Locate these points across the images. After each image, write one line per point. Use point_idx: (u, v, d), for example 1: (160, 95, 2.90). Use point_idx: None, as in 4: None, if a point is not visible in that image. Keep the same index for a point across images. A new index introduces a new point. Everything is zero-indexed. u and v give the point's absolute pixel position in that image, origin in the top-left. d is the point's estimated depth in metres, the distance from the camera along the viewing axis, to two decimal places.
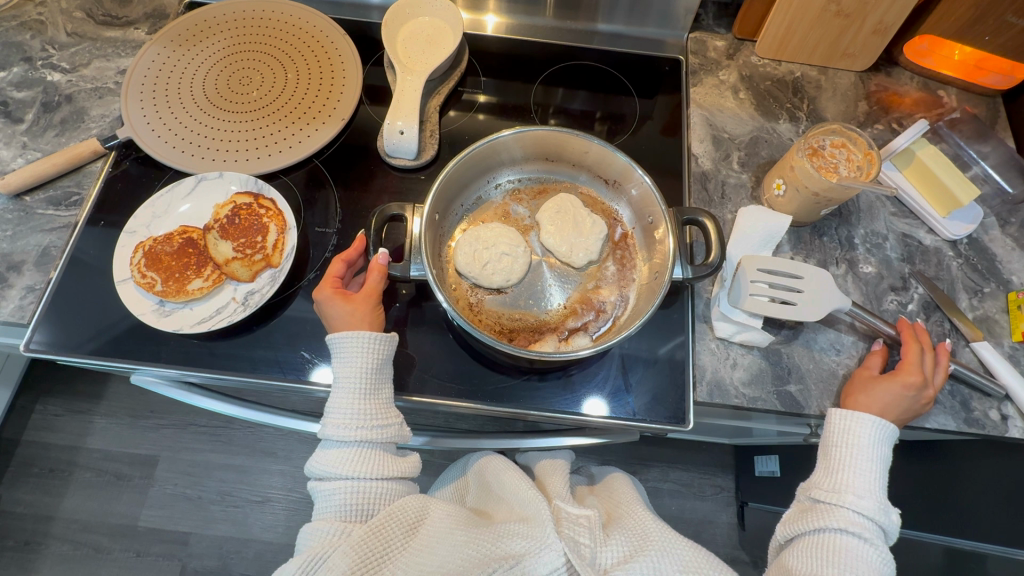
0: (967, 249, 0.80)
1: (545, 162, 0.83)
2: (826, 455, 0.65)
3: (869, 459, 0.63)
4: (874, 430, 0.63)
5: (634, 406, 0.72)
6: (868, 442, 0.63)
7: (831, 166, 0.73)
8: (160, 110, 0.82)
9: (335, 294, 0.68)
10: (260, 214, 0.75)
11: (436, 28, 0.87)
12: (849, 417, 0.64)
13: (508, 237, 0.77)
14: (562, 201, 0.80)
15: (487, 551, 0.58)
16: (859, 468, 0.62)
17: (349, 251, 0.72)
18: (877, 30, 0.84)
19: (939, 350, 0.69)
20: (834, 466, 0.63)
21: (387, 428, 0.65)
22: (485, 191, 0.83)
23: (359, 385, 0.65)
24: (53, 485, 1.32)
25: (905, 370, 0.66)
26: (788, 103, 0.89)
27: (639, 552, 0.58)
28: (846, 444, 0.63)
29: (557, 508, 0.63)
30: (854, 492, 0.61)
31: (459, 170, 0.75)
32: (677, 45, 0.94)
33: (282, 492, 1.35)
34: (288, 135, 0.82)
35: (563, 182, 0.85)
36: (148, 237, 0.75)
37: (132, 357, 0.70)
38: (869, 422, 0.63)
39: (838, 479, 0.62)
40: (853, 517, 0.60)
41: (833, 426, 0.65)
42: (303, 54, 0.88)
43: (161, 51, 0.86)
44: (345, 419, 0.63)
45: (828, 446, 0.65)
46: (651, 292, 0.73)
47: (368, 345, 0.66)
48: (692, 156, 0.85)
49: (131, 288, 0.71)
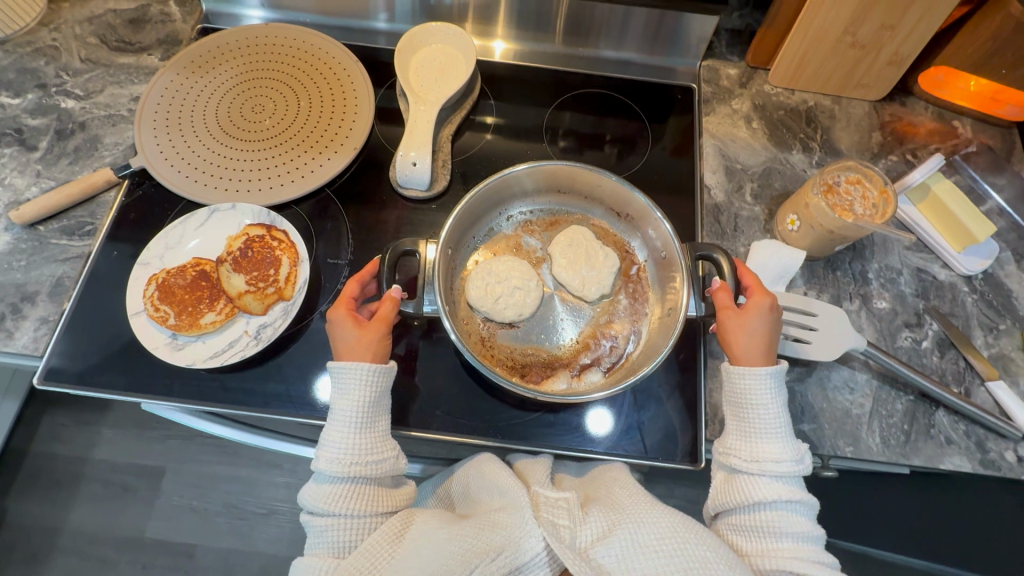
0: (982, 285, 0.79)
1: (557, 194, 0.83)
2: (739, 412, 0.63)
3: (780, 413, 0.61)
4: (767, 385, 0.61)
5: (645, 443, 0.71)
6: (770, 400, 0.61)
7: (846, 204, 0.73)
8: (174, 138, 0.82)
9: (349, 315, 0.67)
10: (273, 246, 0.76)
11: (448, 56, 0.87)
12: (749, 375, 0.62)
13: (520, 271, 0.77)
14: (574, 234, 0.80)
15: (470, 545, 0.57)
16: (776, 425, 0.61)
17: (363, 272, 0.71)
18: (892, 61, 0.84)
19: (771, 298, 0.66)
20: (748, 431, 0.61)
21: (380, 463, 0.62)
22: (497, 222, 0.82)
23: (354, 417, 0.62)
24: (61, 496, 1.32)
25: (751, 313, 0.65)
26: (802, 133, 0.89)
27: (615, 527, 0.57)
28: (755, 404, 0.61)
29: (534, 492, 0.63)
30: (790, 450, 0.60)
31: (473, 204, 0.75)
32: (689, 73, 0.94)
33: (288, 505, 1.35)
34: (301, 164, 0.82)
35: (575, 214, 0.84)
36: (161, 268, 0.75)
37: (144, 390, 0.70)
38: (760, 376, 0.61)
39: (758, 442, 0.60)
40: (774, 485, 0.59)
41: (734, 385, 0.63)
42: (315, 82, 0.88)
43: (174, 78, 0.86)
44: (337, 453, 0.61)
45: (737, 408, 0.63)
46: (664, 329, 0.72)
47: (364, 377, 0.63)
48: (704, 187, 0.85)
49: (144, 321, 0.71)
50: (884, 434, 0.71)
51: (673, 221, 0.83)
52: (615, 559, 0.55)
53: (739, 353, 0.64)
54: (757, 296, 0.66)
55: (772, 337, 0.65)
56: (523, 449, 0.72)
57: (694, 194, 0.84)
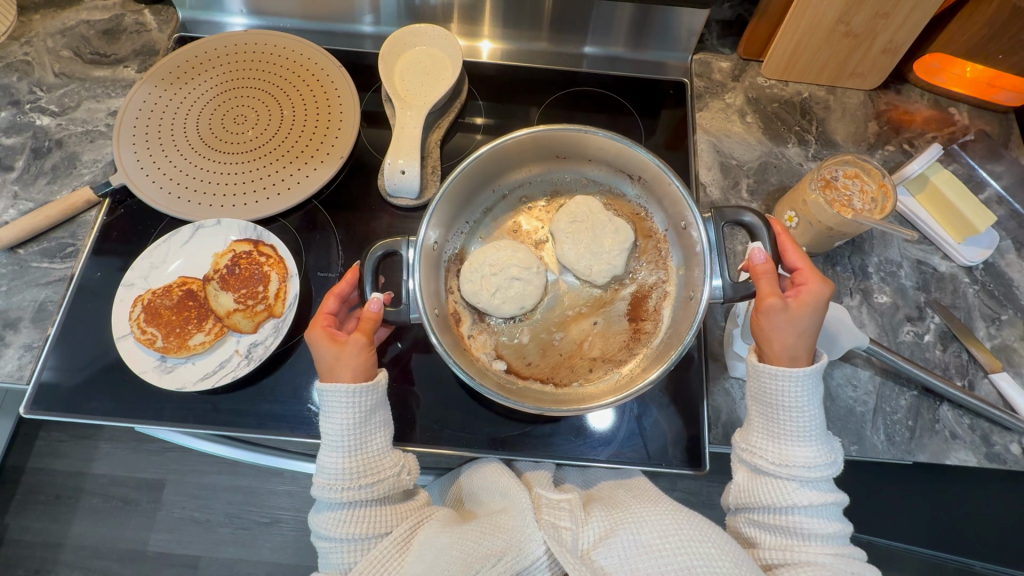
0: (983, 275, 0.78)
1: (556, 161, 0.80)
2: (773, 417, 0.59)
3: (814, 414, 0.59)
4: (802, 386, 0.58)
5: (648, 448, 0.70)
6: (803, 401, 0.58)
7: (845, 199, 0.72)
8: (154, 154, 0.80)
9: (325, 333, 0.65)
10: (261, 261, 0.74)
11: (434, 57, 0.85)
12: (781, 377, 0.59)
13: (517, 257, 0.75)
14: (579, 206, 0.78)
15: (471, 549, 0.55)
16: (809, 428, 0.58)
17: (340, 285, 0.68)
18: (886, 49, 0.82)
19: (824, 289, 0.63)
20: (781, 435, 0.59)
21: (380, 484, 0.60)
22: (491, 202, 0.81)
23: (345, 441, 0.61)
24: (59, 513, 1.31)
25: (801, 304, 0.62)
26: (797, 125, 0.88)
27: (616, 527, 0.56)
28: (788, 407, 0.58)
29: (536, 494, 0.62)
30: (820, 452, 0.58)
31: (458, 188, 0.73)
32: (680, 67, 0.92)
33: (291, 513, 1.33)
34: (287, 175, 0.80)
35: (578, 179, 0.82)
36: (146, 289, 0.73)
37: (134, 415, 0.69)
38: (796, 379, 0.58)
39: (788, 446, 0.58)
40: (804, 488, 0.57)
41: (764, 385, 0.60)
42: (298, 88, 0.85)
43: (152, 90, 0.84)
44: (331, 479, 0.60)
45: (768, 409, 0.60)
46: (686, 308, 0.70)
47: (346, 399, 0.61)
48: (700, 184, 0.84)
49: (131, 344, 0.70)
50: (889, 431, 0.70)
51: None
52: (617, 560, 0.54)
53: (783, 348, 0.61)
54: (810, 284, 0.63)
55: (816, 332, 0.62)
56: (525, 460, 0.71)
57: (690, 192, 0.82)
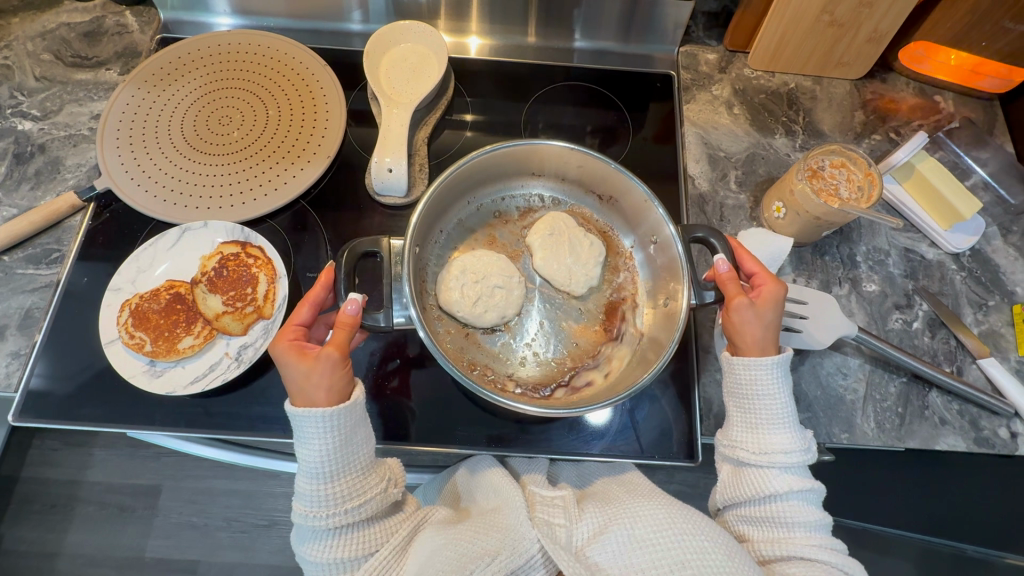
0: (970, 262, 0.79)
1: (530, 179, 0.81)
2: (747, 407, 0.60)
3: (786, 401, 0.60)
4: (771, 374, 0.60)
5: (641, 442, 0.71)
6: (774, 389, 0.60)
7: (831, 188, 0.72)
8: (138, 156, 0.79)
9: (292, 347, 0.62)
10: (248, 263, 0.74)
11: (419, 54, 0.84)
12: (752, 367, 0.60)
13: (498, 266, 0.75)
14: (554, 222, 0.79)
15: (466, 550, 0.55)
16: (782, 416, 0.59)
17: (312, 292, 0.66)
18: (871, 38, 0.82)
19: (780, 286, 0.64)
20: (757, 425, 0.59)
21: (366, 505, 0.60)
22: (466, 216, 0.80)
23: (324, 467, 0.59)
24: (55, 521, 1.30)
25: (764, 302, 0.63)
26: (784, 116, 0.88)
27: (611, 522, 0.57)
28: (761, 396, 0.60)
29: (530, 492, 0.62)
30: (796, 440, 0.58)
31: (441, 194, 0.73)
32: (667, 60, 0.92)
33: (289, 515, 1.33)
34: (273, 176, 0.79)
35: (550, 200, 0.83)
36: (134, 293, 0.73)
37: (124, 420, 0.69)
38: (767, 366, 0.60)
39: (765, 434, 0.59)
40: (785, 476, 0.58)
41: (738, 376, 0.61)
42: (283, 88, 0.85)
43: (135, 92, 0.83)
44: (314, 505, 0.59)
45: (741, 400, 0.61)
46: (664, 318, 0.71)
47: (324, 425, 0.59)
48: (689, 177, 0.84)
49: (119, 348, 0.69)
50: (879, 418, 0.71)
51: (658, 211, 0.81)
52: (611, 555, 0.54)
53: (755, 350, 0.61)
54: (766, 284, 0.64)
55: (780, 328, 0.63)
56: (519, 457, 0.71)
57: (679, 184, 0.82)
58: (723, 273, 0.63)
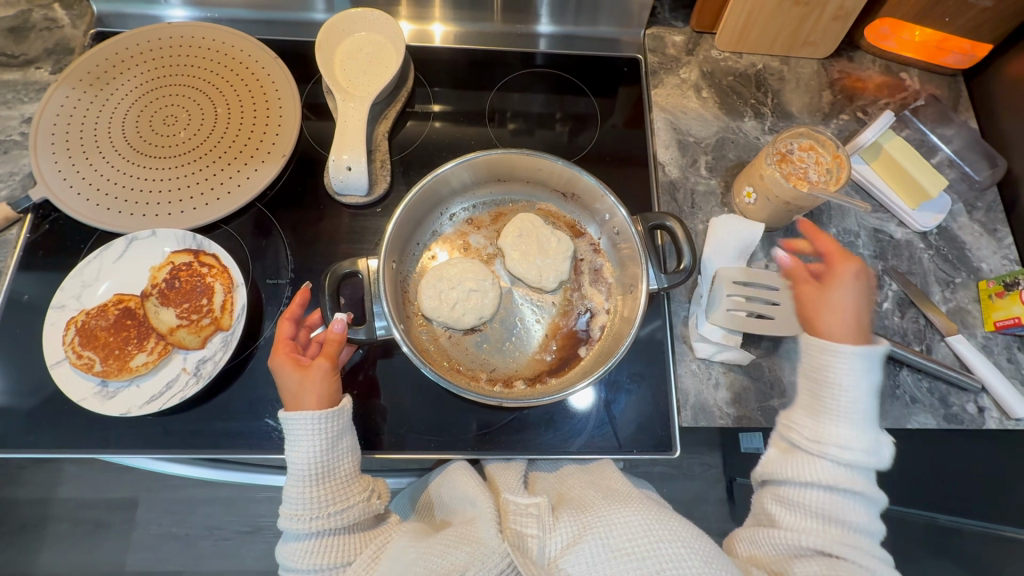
0: (937, 240, 0.80)
1: (498, 184, 0.78)
2: (815, 392, 0.60)
3: (866, 397, 0.58)
4: (852, 365, 0.58)
5: (619, 436, 0.70)
6: (855, 383, 0.58)
7: (801, 172, 0.71)
8: (77, 162, 0.74)
9: (289, 359, 0.62)
10: (202, 273, 0.70)
11: (374, 43, 0.80)
12: (829, 353, 0.59)
13: (474, 272, 0.73)
14: (523, 223, 0.76)
15: (433, 567, 0.54)
16: (852, 411, 0.57)
17: (292, 307, 0.65)
18: (837, 16, 0.81)
19: (857, 264, 0.63)
20: (822, 412, 0.58)
21: (349, 510, 0.59)
22: (440, 225, 0.78)
23: (311, 469, 0.58)
24: (27, 541, 1.25)
25: (835, 281, 0.63)
26: (752, 98, 0.86)
27: (584, 532, 0.55)
28: (835, 385, 0.58)
29: (504, 501, 0.61)
30: (863, 439, 0.57)
31: (412, 207, 0.71)
32: (634, 43, 0.89)
33: (272, 520, 1.30)
34: (225, 179, 0.75)
35: (520, 202, 0.80)
36: (80, 310, 0.69)
37: (76, 444, 0.65)
38: (846, 355, 0.58)
39: (826, 423, 0.58)
40: (837, 470, 0.57)
41: (813, 360, 0.60)
42: (231, 84, 0.80)
43: (69, 93, 0.77)
44: (298, 509, 0.58)
45: (812, 383, 0.60)
46: (629, 309, 0.70)
47: (313, 426, 0.58)
48: (658, 164, 0.82)
49: (67, 370, 0.65)
50: None
51: (628, 200, 0.80)
52: (585, 567, 0.53)
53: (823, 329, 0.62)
54: (841, 263, 0.63)
55: (863, 305, 0.62)
56: (497, 458, 0.70)
57: (649, 172, 0.81)
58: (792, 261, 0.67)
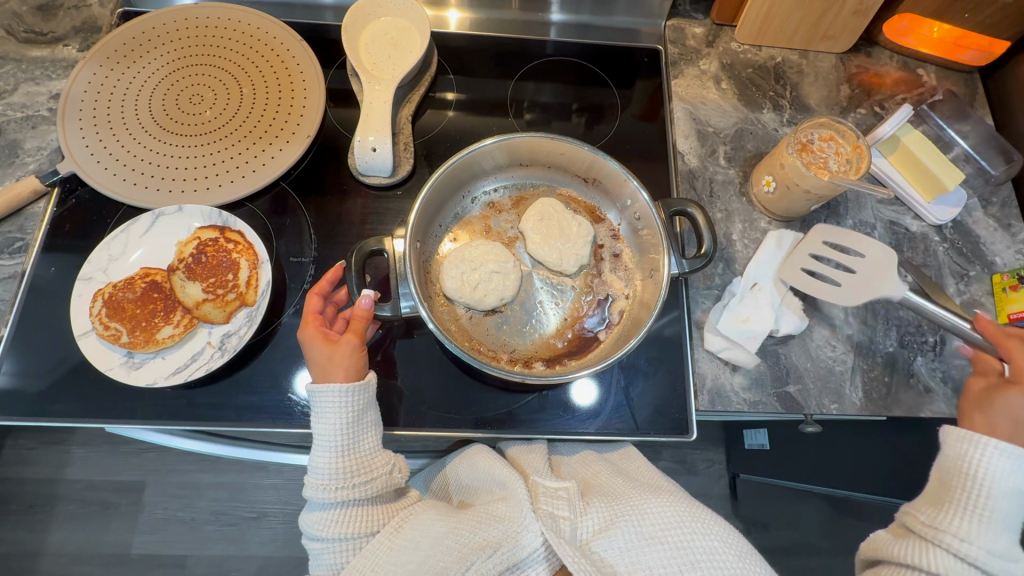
0: (953, 233, 0.80)
1: (521, 169, 0.79)
2: (945, 481, 0.58)
3: (1010, 501, 0.55)
4: (1001, 462, 0.55)
5: (636, 419, 0.71)
6: (1000, 482, 0.55)
7: (821, 161, 0.72)
8: (104, 137, 0.75)
9: (318, 332, 0.62)
10: (228, 248, 0.71)
11: (399, 28, 0.81)
12: (967, 442, 0.57)
13: (495, 253, 0.74)
14: (544, 207, 0.77)
15: (467, 541, 0.56)
16: (991, 515, 0.54)
17: (322, 282, 0.66)
18: (857, 11, 0.82)
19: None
20: (955, 503, 0.56)
21: (373, 482, 0.60)
22: (463, 207, 0.79)
23: (338, 441, 0.59)
24: (35, 521, 1.24)
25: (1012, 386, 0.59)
26: (771, 90, 0.87)
27: (617, 519, 0.58)
28: (976, 479, 0.56)
29: (533, 483, 0.62)
30: (994, 543, 0.54)
31: (437, 187, 0.71)
32: (654, 34, 0.90)
33: (278, 506, 1.28)
34: (250, 158, 0.76)
35: (540, 186, 0.81)
36: (107, 282, 0.70)
37: (102, 414, 0.66)
38: (993, 450, 0.56)
39: (954, 513, 0.56)
40: (955, 567, 0.54)
41: (953, 447, 0.58)
42: (256, 65, 0.81)
43: (97, 69, 0.78)
44: (323, 479, 0.59)
45: (946, 471, 0.58)
46: (649, 293, 0.71)
47: (339, 399, 0.59)
48: (678, 153, 0.83)
49: (94, 340, 0.66)
50: (867, 388, 0.72)
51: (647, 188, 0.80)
52: (618, 552, 0.55)
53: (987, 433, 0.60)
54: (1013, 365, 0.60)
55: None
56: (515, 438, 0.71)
57: (668, 160, 0.82)
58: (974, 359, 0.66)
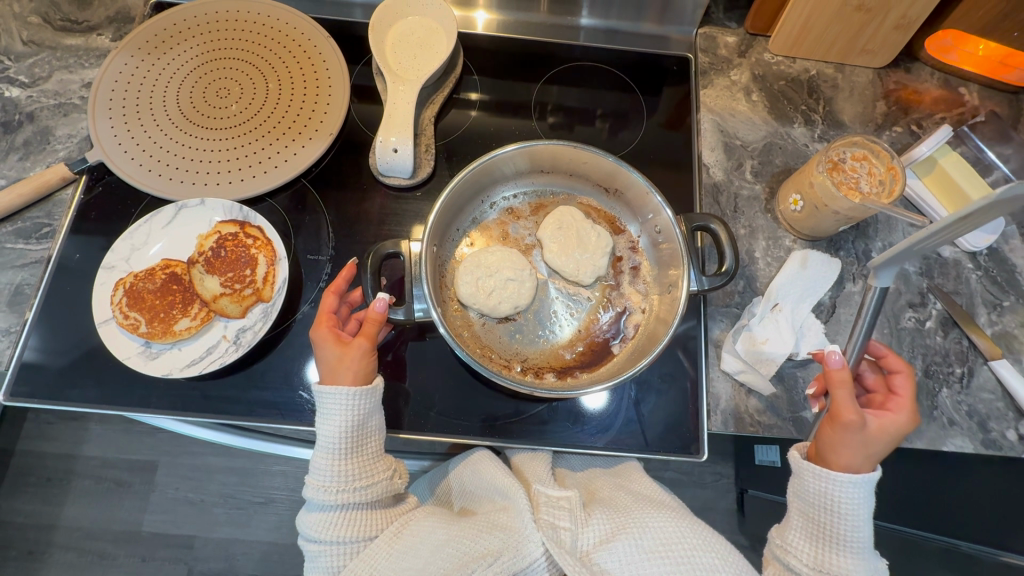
0: (987, 261, 0.77)
1: (542, 176, 0.78)
2: (808, 517, 0.56)
3: (866, 523, 0.55)
4: (852, 493, 0.54)
5: (646, 435, 0.70)
6: (859, 507, 0.54)
7: (852, 182, 0.70)
8: (132, 128, 0.76)
9: (331, 332, 0.62)
10: (247, 244, 0.72)
11: (426, 27, 0.80)
12: (823, 478, 0.55)
13: (511, 261, 0.73)
14: (563, 216, 0.76)
15: (468, 550, 0.56)
16: (858, 540, 0.54)
17: (338, 281, 0.66)
18: (898, 25, 0.79)
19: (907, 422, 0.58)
20: (826, 540, 0.55)
21: (374, 486, 0.60)
22: (481, 212, 0.78)
23: (341, 443, 0.59)
24: (52, 494, 1.27)
25: (881, 427, 0.56)
26: (804, 104, 0.85)
27: (618, 531, 0.57)
28: (840, 515, 0.54)
29: (535, 493, 0.62)
30: (869, 570, 0.53)
31: (457, 192, 0.71)
32: (684, 42, 0.88)
33: (285, 493, 1.30)
34: (272, 154, 0.76)
35: (561, 194, 0.80)
36: (128, 272, 0.71)
37: (118, 401, 0.67)
38: (844, 483, 0.54)
39: (829, 554, 0.54)
40: None
41: (806, 484, 0.56)
42: (283, 61, 0.81)
43: (129, 60, 0.79)
44: (325, 480, 0.59)
45: (809, 509, 0.56)
46: (666, 309, 0.70)
47: (346, 403, 0.59)
48: (703, 165, 0.81)
49: (114, 329, 0.67)
50: None
51: (670, 199, 0.79)
52: (619, 564, 0.54)
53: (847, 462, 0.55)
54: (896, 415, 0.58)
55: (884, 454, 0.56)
56: (521, 448, 0.70)
57: (692, 172, 0.80)
58: (833, 368, 0.56)
